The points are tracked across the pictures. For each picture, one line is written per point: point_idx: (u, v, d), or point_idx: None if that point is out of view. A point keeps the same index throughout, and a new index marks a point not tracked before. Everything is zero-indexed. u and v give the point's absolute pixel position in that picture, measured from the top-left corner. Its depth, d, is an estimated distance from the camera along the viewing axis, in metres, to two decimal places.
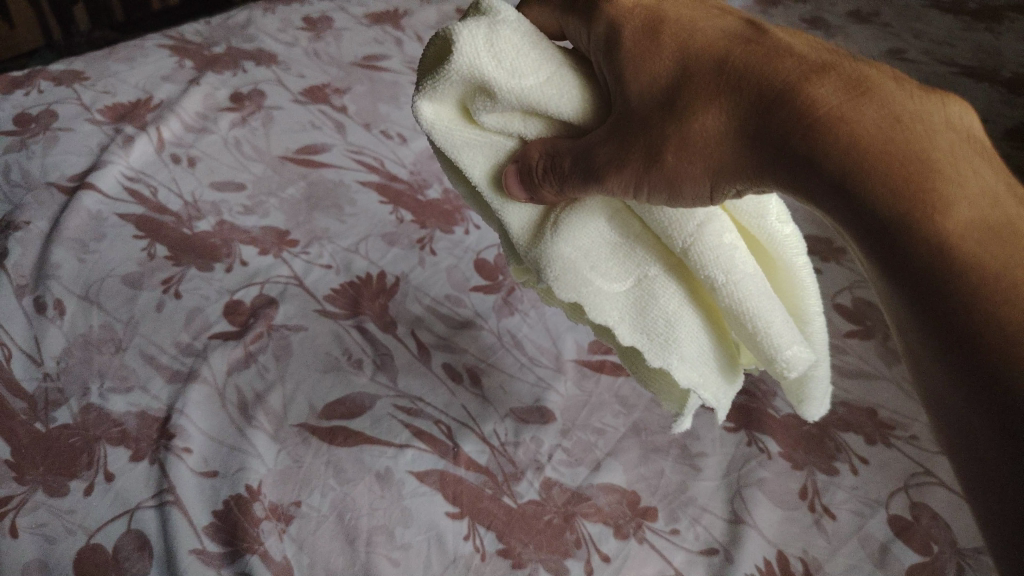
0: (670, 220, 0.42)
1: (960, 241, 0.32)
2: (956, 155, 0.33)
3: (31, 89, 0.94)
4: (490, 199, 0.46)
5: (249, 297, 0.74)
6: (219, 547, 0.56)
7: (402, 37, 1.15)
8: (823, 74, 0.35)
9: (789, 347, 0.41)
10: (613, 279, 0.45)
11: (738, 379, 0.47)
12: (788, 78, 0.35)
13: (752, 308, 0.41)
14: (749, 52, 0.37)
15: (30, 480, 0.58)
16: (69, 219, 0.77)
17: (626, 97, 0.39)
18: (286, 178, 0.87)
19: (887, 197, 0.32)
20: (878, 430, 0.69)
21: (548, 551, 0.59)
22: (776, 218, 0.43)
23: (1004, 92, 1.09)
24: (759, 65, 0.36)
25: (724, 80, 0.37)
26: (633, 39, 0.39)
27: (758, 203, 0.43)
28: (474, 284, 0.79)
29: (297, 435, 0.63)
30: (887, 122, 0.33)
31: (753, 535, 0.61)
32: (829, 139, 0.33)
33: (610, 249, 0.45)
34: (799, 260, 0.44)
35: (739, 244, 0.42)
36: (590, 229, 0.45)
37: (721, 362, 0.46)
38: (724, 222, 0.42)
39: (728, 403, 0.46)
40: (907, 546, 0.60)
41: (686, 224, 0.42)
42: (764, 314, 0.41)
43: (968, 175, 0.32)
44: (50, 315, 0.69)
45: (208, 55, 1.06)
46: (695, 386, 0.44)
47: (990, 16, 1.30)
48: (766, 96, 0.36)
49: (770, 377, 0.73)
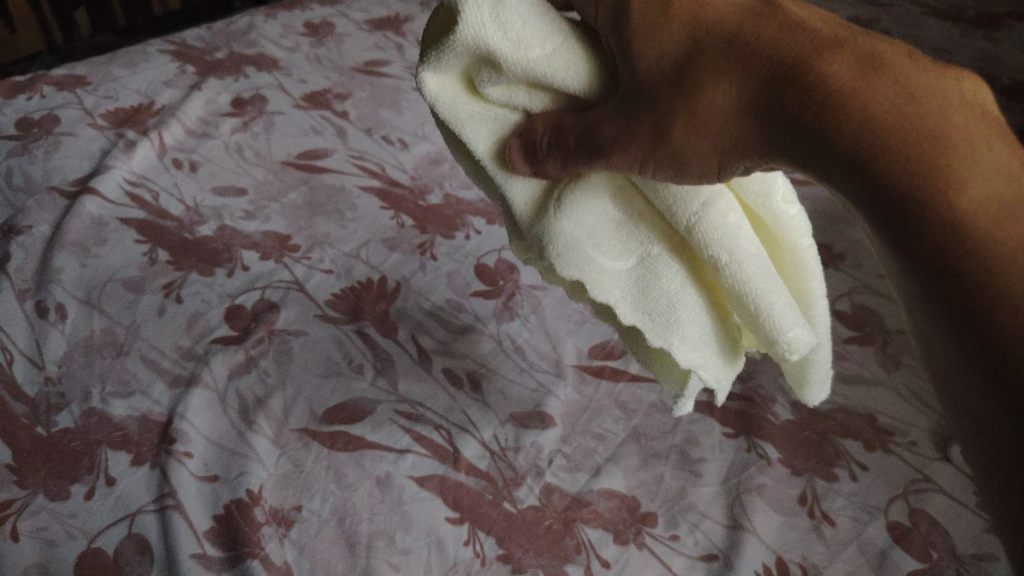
0: (675, 199, 0.42)
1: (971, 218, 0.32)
2: (971, 131, 0.33)
3: (33, 94, 0.95)
4: (493, 173, 0.46)
5: (250, 302, 0.74)
6: (220, 551, 0.56)
7: (403, 42, 1.16)
8: (836, 49, 0.35)
9: (790, 329, 0.42)
10: (615, 258, 0.45)
11: (738, 360, 0.48)
12: (800, 51, 0.35)
13: (754, 289, 0.41)
14: (761, 26, 0.36)
15: (31, 484, 0.59)
16: (71, 223, 0.78)
17: (635, 71, 0.38)
18: (288, 183, 0.88)
19: (897, 174, 0.33)
20: (877, 436, 0.69)
21: (548, 556, 0.59)
22: (781, 199, 0.44)
23: (1003, 100, 1.10)
24: (773, 40, 0.36)
25: (733, 55, 0.36)
26: (643, 9, 0.38)
27: (763, 182, 0.43)
28: (474, 289, 0.79)
29: (298, 440, 0.63)
30: (900, 98, 0.33)
31: (752, 541, 0.61)
32: (841, 115, 0.34)
33: (614, 227, 0.45)
34: (801, 241, 0.44)
35: (743, 224, 0.42)
36: (592, 207, 0.45)
37: (722, 343, 0.47)
38: (729, 202, 0.42)
39: (727, 382, 0.47)
40: (906, 552, 0.61)
41: (691, 203, 0.41)
42: (766, 295, 0.41)
43: (980, 150, 0.33)
44: (51, 320, 0.69)
45: (209, 61, 1.06)
46: (695, 366, 0.45)
47: (989, 23, 1.31)
48: (778, 72, 0.35)
49: (768, 383, 0.73)
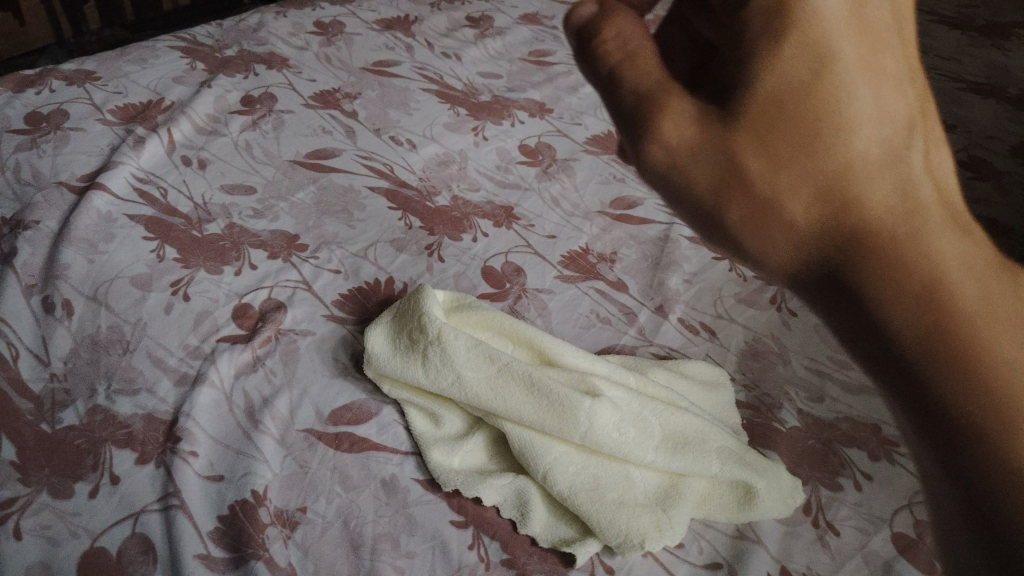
0: (442, 381, 0.64)
1: (997, 337, 0.27)
2: (981, 297, 0.27)
3: (42, 88, 0.95)
4: (380, 386, 0.68)
5: (258, 301, 0.74)
6: (224, 552, 0.56)
7: (413, 43, 1.17)
8: (839, 185, 0.28)
9: (444, 475, 0.62)
10: (503, 491, 0.62)
11: (535, 508, 0.60)
12: (822, 146, 0.28)
13: (501, 423, 0.63)
14: (796, 113, 0.28)
15: (35, 481, 0.58)
16: (79, 218, 0.77)
17: (778, 105, 0.28)
18: (297, 182, 0.88)
19: (890, 282, 0.27)
20: (883, 446, 0.69)
21: (552, 561, 0.59)
22: (515, 384, 0.62)
23: (1010, 109, 1.18)
24: (828, 133, 0.28)
25: (804, 186, 0.28)
26: (781, 97, 0.28)
27: (494, 384, 0.63)
28: (481, 291, 0.79)
29: (304, 440, 0.63)
30: (878, 163, 0.28)
31: (756, 549, 0.61)
32: (871, 184, 0.28)
33: (425, 372, 0.65)
34: (571, 419, 0.60)
35: (482, 391, 0.63)
36: (438, 428, 0.66)
37: (521, 488, 0.61)
38: (446, 379, 0.64)
39: (512, 512, 0.61)
40: (912, 564, 0.60)
41: (440, 377, 0.64)
42: (510, 432, 0.62)
43: (963, 240, 0.28)
44: (58, 315, 0.69)
45: (219, 58, 1.07)
46: (458, 485, 0.61)
47: (998, 31, 1.42)
48: (837, 192, 0.28)
49: (775, 391, 0.73)
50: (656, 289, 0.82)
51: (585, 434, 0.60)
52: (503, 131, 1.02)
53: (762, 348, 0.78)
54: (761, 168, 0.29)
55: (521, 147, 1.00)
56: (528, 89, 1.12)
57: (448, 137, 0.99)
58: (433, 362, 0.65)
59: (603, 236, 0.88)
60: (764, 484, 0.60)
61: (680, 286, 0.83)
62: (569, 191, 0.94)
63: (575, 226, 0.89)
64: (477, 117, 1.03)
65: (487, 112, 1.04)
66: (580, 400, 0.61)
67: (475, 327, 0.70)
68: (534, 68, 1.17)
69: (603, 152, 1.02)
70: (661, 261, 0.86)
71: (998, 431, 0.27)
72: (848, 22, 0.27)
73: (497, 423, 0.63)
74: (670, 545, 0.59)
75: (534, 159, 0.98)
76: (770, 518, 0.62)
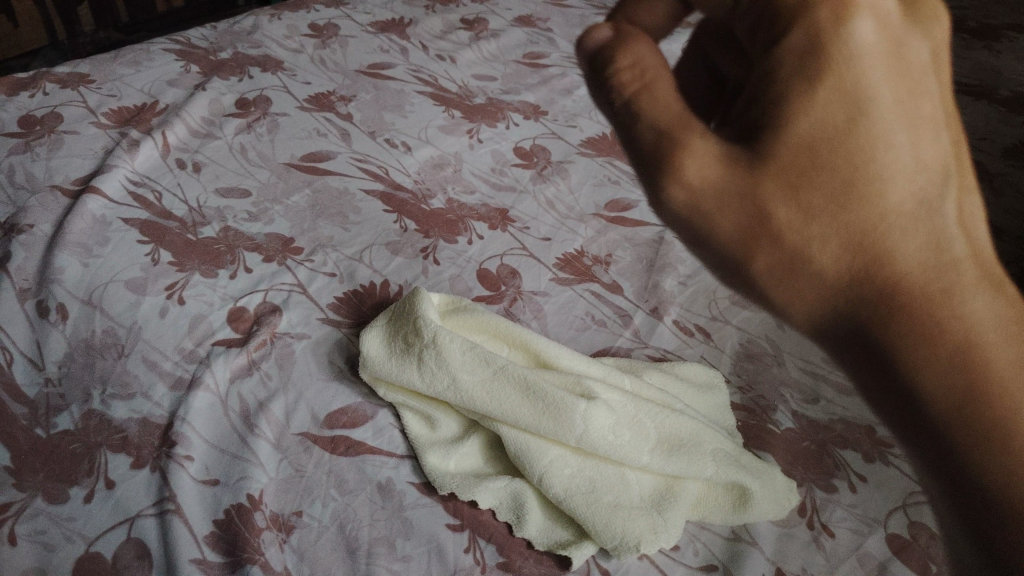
0: (438, 385, 0.64)
1: (1007, 376, 0.29)
2: (1001, 343, 0.29)
3: (36, 91, 0.95)
4: (376, 390, 0.68)
5: (253, 304, 0.74)
6: (220, 557, 0.56)
7: (408, 46, 1.17)
8: (872, 240, 0.28)
9: (441, 479, 0.62)
10: (500, 494, 0.61)
11: (531, 511, 0.60)
12: (857, 198, 0.28)
13: (497, 427, 0.63)
14: (834, 156, 0.27)
15: (30, 486, 0.58)
16: (72, 222, 0.77)
17: (813, 152, 0.27)
18: (292, 185, 0.88)
19: (910, 334, 0.29)
20: (877, 447, 0.70)
21: (547, 565, 0.59)
22: (511, 388, 0.62)
23: (1002, 111, 1.18)
24: (863, 186, 0.28)
25: (833, 236, 0.28)
26: (821, 145, 0.27)
27: (490, 388, 0.63)
28: (476, 293, 0.79)
29: (300, 444, 0.63)
30: (908, 216, 0.28)
31: (751, 550, 0.61)
32: (904, 241, 0.28)
33: (422, 376, 0.65)
34: (567, 422, 0.60)
35: (478, 395, 0.63)
36: (433, 432, 0.66)
37: (516, 490, 0.61)
38: (442, 384, 0.64)
39: (508, 514, 0.61)
40: (906, 565, 0.61)
41: (436, 381, 0.64)
42: (505, 434, 0.62)
43: (1002, 300, 0.29)
44: (53, 320, 0.69)
45: (214, 61, 1.07)
46: (454, 489, 0.61)
47: (989, 34, 1.43)
48: (866, 246, 0.28)
49: (769, 392, 0.74)
50: (651, 291, 0.83)
51: (581, 437, 0.60)
52: (498, 133, 1.02)
53: (757, 349, 0.78)
54: (791, 215, 0.28)
55: (516, 149, 1.00)
56: (523, 91, 1.12)
57: (443, 140, 0.99)
58: (428, 365, 0.65)
59: (598, 238, 0.89)
60: (758, 486, 0.61)
61: (675, 287, 0.83)
62: (564, 193, 0.95)
63: (570, 228, 0.89)
64: (471, 119, 1.03)
65: (482, 115, 1.04)
66: (576, 403, 0.61)
67: (471, 330, 0.71)
68: (529, 71, 1.17)
69: (598, 154, 1.02)
70: (656, 264, 0.86)
71: (1001, 461, 0.29)
72: (886, 67, 0.27)
73: (492, 426, 0.63)
74: (666, 547, 0.59)
75: (529, 162, 0.98)
76: (765, 520, 0.62)
